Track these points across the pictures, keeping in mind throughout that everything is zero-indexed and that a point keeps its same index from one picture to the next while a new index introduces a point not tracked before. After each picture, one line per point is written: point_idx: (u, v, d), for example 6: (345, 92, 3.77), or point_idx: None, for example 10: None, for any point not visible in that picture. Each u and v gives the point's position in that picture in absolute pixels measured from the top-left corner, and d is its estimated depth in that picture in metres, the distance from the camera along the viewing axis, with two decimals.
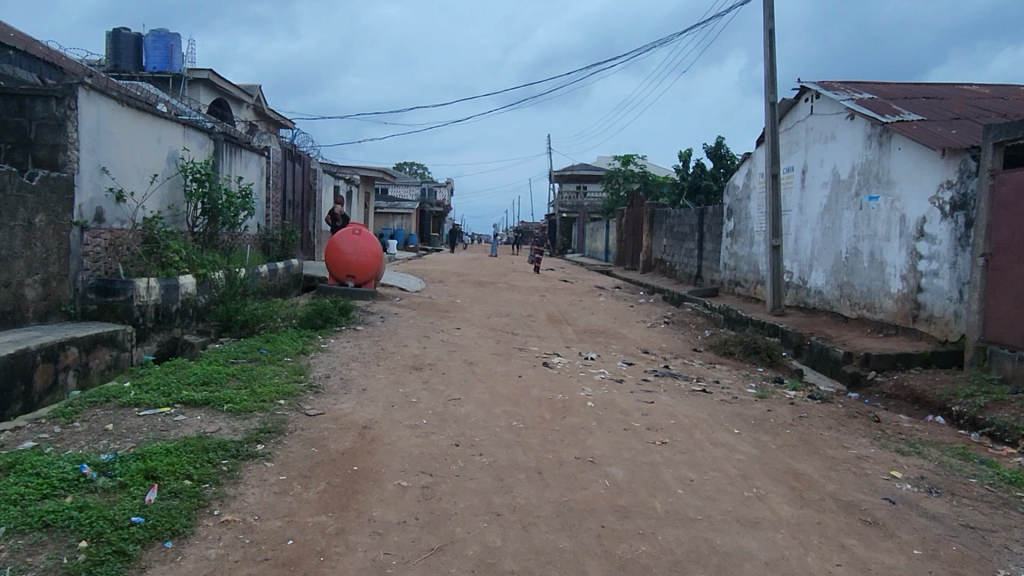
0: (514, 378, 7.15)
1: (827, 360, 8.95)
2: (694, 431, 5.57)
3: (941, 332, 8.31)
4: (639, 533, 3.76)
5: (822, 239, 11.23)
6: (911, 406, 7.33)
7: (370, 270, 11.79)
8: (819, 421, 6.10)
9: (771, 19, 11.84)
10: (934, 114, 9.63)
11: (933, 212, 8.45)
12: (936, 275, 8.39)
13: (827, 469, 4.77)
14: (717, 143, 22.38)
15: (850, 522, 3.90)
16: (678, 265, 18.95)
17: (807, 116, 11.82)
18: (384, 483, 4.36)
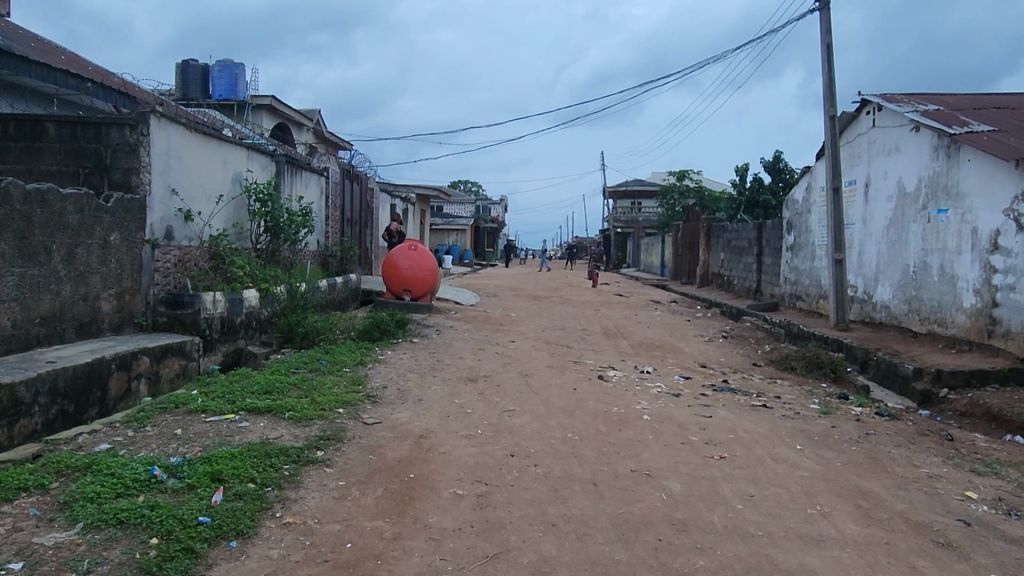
0: (569, 390, 7.14)
1: (895, 376, 8.64)
2: (754, 446, 5.44)
3: (1019, 349, 7.93)
4: (697, 546, 3.70)
5: (888, 253, 10.88)
6: (987, 425, 7.00)
7: (426, 283, 11.96)
8: (886, 439, 5.88)
9: (829, 32, 11.61)
10: (1007, 123, 9.26)
11: (1008, 224, 8.11)
12: (1012, 289, 8.03)
13: (896, 487, 4.60)
14: (776, 157, 21.98)
15: (921, 543, 3.75)
16: (737, 280, 18.62)
17: (869, 128, 11.52)
18: (440, 491, 4.41)
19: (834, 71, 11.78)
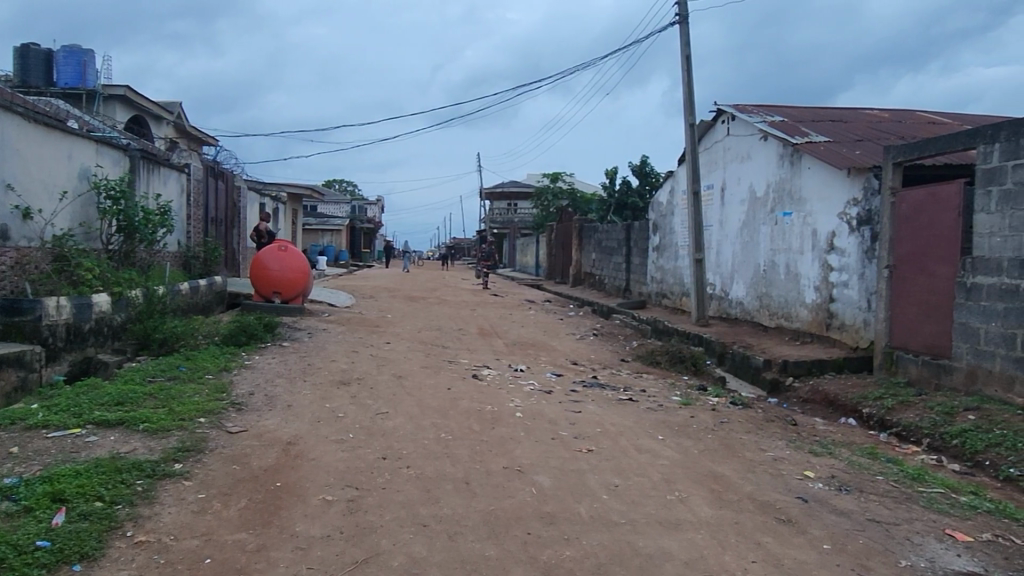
0: (443, 390, 7.15)
1: (748, 368, 9.29)
2: (619, 438, 5.69)
3: (853, 339, 8.76)
4: (565, 538, 3.82)
5: (741, 253, 11.67)
6: (825, 409, 7.68)
7: (297, 286, 11.57)
8: (738, 426, 6.32)
9: (687, 45, 12.31)
10: (840, 135, 10.20)
11: (842, 226, 8.93)
12: (846, 285, 8.86)
13: (745, 471, 4.95)
14: (643, 160, 23.01)
15: (765, 521, 4.06)
16: (607, 279, 19.32)
17: (724, 136, 12.31)
18: (308, 499, 4.29)
19: (692, 82, 12.50)
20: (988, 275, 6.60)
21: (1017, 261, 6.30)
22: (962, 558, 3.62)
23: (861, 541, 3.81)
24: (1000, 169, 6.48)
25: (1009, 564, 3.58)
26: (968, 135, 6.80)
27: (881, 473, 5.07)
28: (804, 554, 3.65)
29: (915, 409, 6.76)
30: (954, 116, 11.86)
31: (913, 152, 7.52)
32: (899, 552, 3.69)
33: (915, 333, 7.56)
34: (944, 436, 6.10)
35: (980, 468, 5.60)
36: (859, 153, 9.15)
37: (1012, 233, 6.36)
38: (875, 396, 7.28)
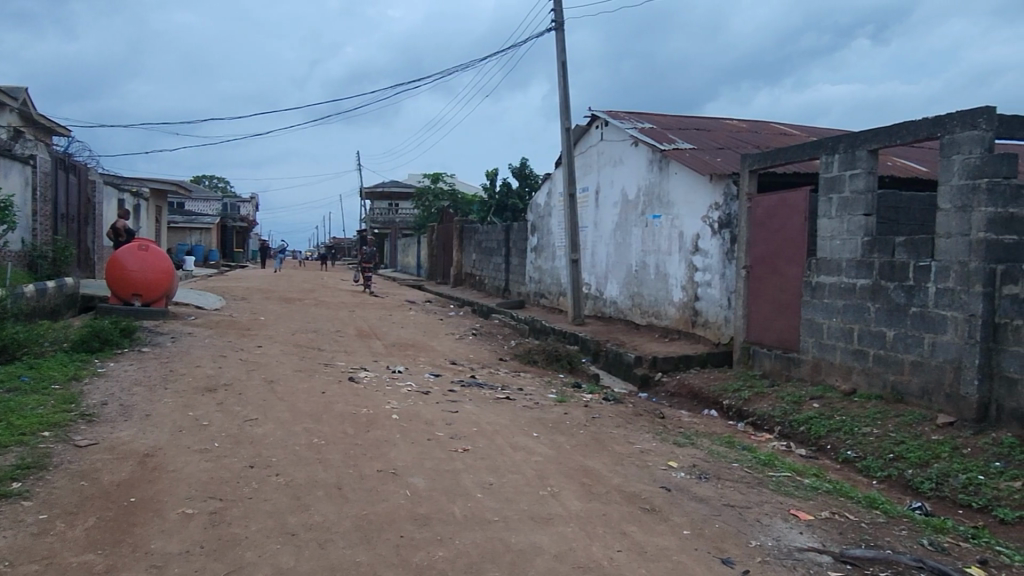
0: (317, 394, 6.96)
1: (620, 364, 9.66)
2: (495, 436, 5.75)
3: (715, 335, 9.31)
4: (437, 539, 3.81)
5: (614, 254, 12.10)
6: (690, 402, 8.12)
7: (160, 287, 10.86)
8: (609, 421, 6.55)
9: (564, 51, 12.63)
10: (703, 143, 10.80)
11: (705, 229, 9.47)
12: (709, 285, 9.41)
13: (614, 463, 5.14)
14: (522, 163, 23.34)
15: (631, 511, 4.24)
16: (487, 279, 19.49)
17: (598, 141, 12.71)
18: (166, 513, 4.04)
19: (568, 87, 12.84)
20: (830, 275, 7.20)
21: (854, 262, 6.91)
22: (804, 535, 3.93)
23: (717, 525, 4.06)
24: (839, 178, 7.08)
25: (843, 538, 3.92)
26: (812, 146, 7.38)
27: (737, 460, 5.42)
28: (666, 541, 3.84)
29: (768, 399, 7.28)
30: (802, 128, 12.86)
31: (767, 160, 8.09)
32: (750, 533, 3.96)
33: (769, 329, 8.14)
34: (793, 424, 6.61)
35: (823, 451, 6.11)
36: (720, 161, 9.73)
37: (849, 236, 6.96)
38: (734, 388, 7.79)
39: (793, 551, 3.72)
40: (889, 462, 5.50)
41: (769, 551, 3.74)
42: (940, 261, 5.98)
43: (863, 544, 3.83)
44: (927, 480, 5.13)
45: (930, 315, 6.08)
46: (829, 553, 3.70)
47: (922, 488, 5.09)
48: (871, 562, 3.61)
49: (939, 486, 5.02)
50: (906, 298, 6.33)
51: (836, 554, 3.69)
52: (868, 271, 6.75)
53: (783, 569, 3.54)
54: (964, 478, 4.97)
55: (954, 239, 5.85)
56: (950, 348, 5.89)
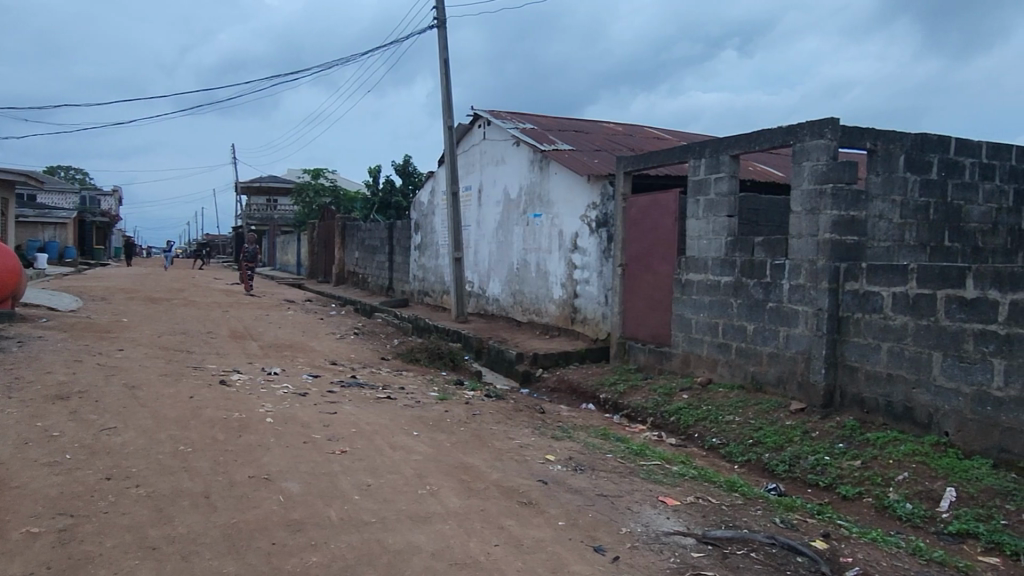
0: (184, 399, 6.59)
1: (503, 361, 9.78)
2: (374, 437, 5.67)
3: (594, 331, 9.62)
4: (311, 544, 3.71)
5: (497, 252, 12.22)
6: (569, 396, 8.35)
7: (4, 287, 9.93)
8: (489, 417, 6.62)
9: (445, 49, 12.62)
10: (582, 145, 11.10)
11: (583, 228, 9.76)
12: (587, 282, 9.71)
13: (493, 459, 5.21)
14: (406, 160, 23.04)
15: (508, 505, 4.31)
16: (370, 278, 19.16)
17: (480, 140, 12.78)
18: (7, 533, 3.70)
19: (451, 86, 12.84)
20: (697, 273, 7.61)
21: (718, 260, 7.34)
22: (670, 520, 4.14)
23: (591, 515, 4.20)
24: (706, 181, 7.49)
25: (706, 520, 4.16)
26: (681, 150, 7.76)
27: (611, 452, 5.62)
28: (541, 532, 3.93)
29: (642, 392, 7.61)
30: (674, 132, 13.49)
31: (640, 163, 8.44)
32: (621, 521, 4.12)
33: (643, 325, 8.50)
34: (664, 414, 6.94)
35: (691, 439, 6.44)
36: (597, 162, 10.05)
37: (715, 236, 7.38)
38: (610, 382, 8.09)
39: (660, 535, 3.92)
40: (749, 447, 5.89)
41: (638, 536, 3.92)
42: (793, 260, 6.45)
43: (723, 525, 4.08)
44: (781, 462, 5.53)
45: (784, 310, 6.55)
46: (692, 536, 3.92)
47: (777, 470, 5.48)
48: (730, 542, 3.85)
49: (792, 468, 5.43)
50: (764, 294, 6.79)
51: (699, 536, 3.91)
52: (730, 269, 7.19)
53: (650, 553, 3.71)
54: (813, 459, 5.40)
55: (804, 240, 6.33)
56: (801, 340, 6.38)
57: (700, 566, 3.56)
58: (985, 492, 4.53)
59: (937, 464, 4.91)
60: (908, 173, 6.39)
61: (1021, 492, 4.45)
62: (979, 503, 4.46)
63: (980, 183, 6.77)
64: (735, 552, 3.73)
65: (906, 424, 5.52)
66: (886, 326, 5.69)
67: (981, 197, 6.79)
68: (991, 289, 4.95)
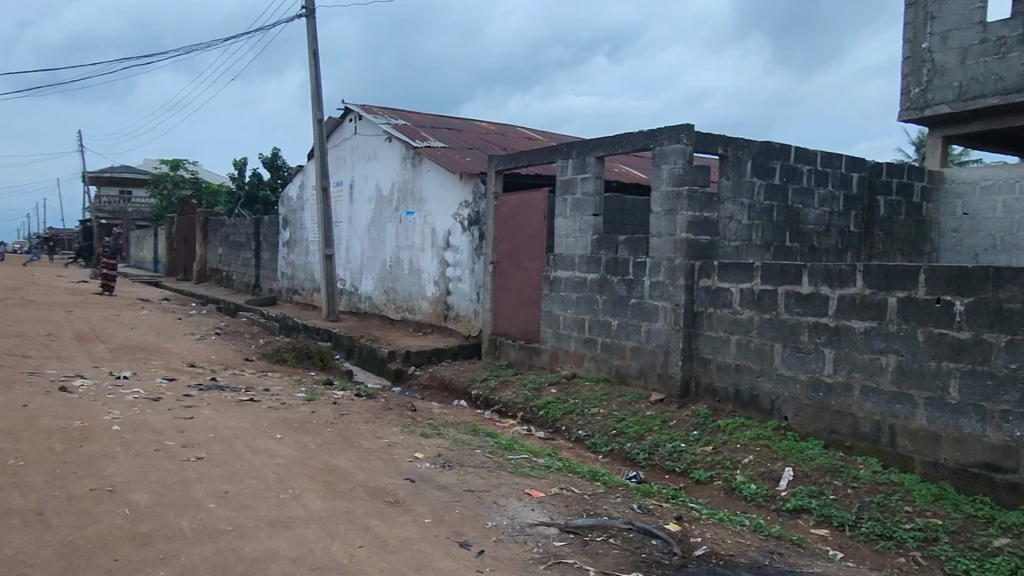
0: (16, 408, 6.00)
1: (374, 359, 9.62)
2: (233, 441, 5.41)
3: (466, 328, 9.69)
4: (159, 558, 3.49)
5: (369, 249, 12.01)
6: (441, 393, 8.36)
7: None
8: (357, 417, 6.48)
9: (315, 40, 12.23)
10: (454, 142, 11.10)
11: (456, 226, 9.80)
12: (460, 279, 9.76)
13: (360, 459, 5.11)
14: (275, 152, 22.11)
15: (374, 505, 4.24)
16: (235, 275, 18.29)
17: (352, 135, 12.50)
18: None
19: (321, 79, 12.47)
20: (565, 270, 7.83)
21: (585, 257, 7.58)
22: (535, 511, 4.23)
23: (457, 511, 4.22)
24: (573, 181, 7.70)
25: (568, 510, 4.29)
26: (550, 150, 7.94)
27: (480, 447, 5.68)
28: (407, 531, 3.90)
29: (512, 387, 7.74)
30: (545, 133, 13.77)
31: (511, 162, 8.57)
32: (487, 515, 4.17)
33: (514, 322, 8.65)
34: (533, 408, 7.10)
35: (559, 432, 6.63)
36: (469, 160, 10.10)
37: (581, 234, 7.62)
38: (481, 378, 8.17)
39: (524, 527, 4.00)
40: (613, 437, 6.13)
41: (503, 529, 3.98)
42: (652, 257, 6.78)
43: (584, 513, 4.22)
44: (641, 451, 5.80)
45: (645, 305, 6.87)
46: (555, 525, 4.03)
47: (638, 459, 5.74)
48: (590, 529, 4.00)
49: (651, 455, 5.70)
50: (627, 290, 7.08)
51: (562, 525, 4.02)
52: (596, 266, 7.45)
53: (514, 545, 3.78)
54: (670, 447, 5.70)
55: (662, 239, 6.67)
56: (660, 335, 6.70)
57: (562, 555, 3.67)
58: (818, 470, 4.98)
59: (778, 447, 5.33)
60: (754, 177, 6.86)
61: (847, 469, 4.93)
62: (812, 480, 4.89)
63: (815, 188, 7.37)
64: (595, 539, 3.88)
65: (751, 411, 5.94)
66: (734, 319, 6.09)
67: (817, 202, 7.40)
68: (823, 285, 5.42)
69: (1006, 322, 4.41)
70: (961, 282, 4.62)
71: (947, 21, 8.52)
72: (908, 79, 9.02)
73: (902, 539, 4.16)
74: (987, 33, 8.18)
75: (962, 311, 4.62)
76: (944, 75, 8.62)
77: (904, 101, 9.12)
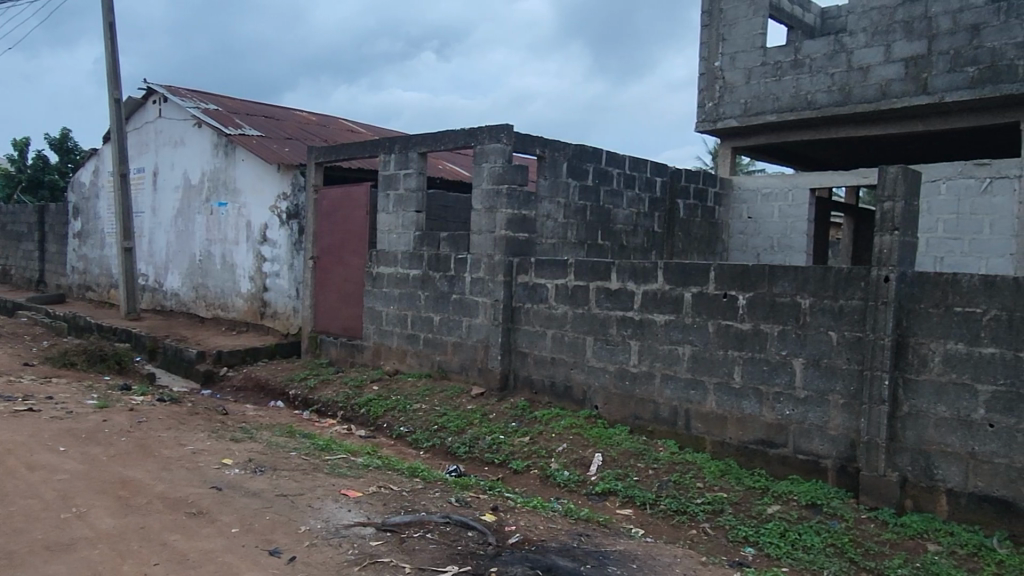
0: None
1: (181, 361, 8.94)
2: (5, 457, 4.78)
3: (284, 326, 9.30)
4: None
5: (175, 242, 11.13)
6: (256, 394, 7.95)
7: None
8: (158, 424, 5.99)
9: (111, 11, 11.11)
10: (271, 131, 10.58)
11: (273, 220, 9.36)
12: (277, 275, 9.34)
13: (159, 470, 4.72)
14: (65, 133, 19.80)
15: (174, 518, 3.94)
16: (14, 269, 16.20)
17: (155, 117, 11.51)
18: None
19: (118, 54, 11.34)
20: (387, 266, 7.75)
21: (407, 254, 7.55)
22: (351, 512, 4.15)
23: (267, 517, 4.03)
24: (395, 176, 7.62)
25: (386, 508, 4.25)
26: (372, 145, 7.81)
27: (295, 449, 5.46)
28: (211, 543, 3.67)
29: (332, 385, 7.54)
30: (368, 126, 13.51)
31: (331, 155, 8.33)
32: (300, 519, 4.03)
33: (334, 319, 8.43)
34: (354, 407, 6.95)
35: (381, 429, 6.56)
36: (287, 150, 9.69)
37: (404, 230, 7.57)
38: (300, 377, 7.87)
39: (339, 529, 3.91)
40: (434, 432, 6.17)
41: (317, 533, 3.86)
42: (473, 254, 6.89)
43: (402, 511, 4.20)
44: (462, 444, 5.88)
45: (465, 301, 6.97)
46: (372, 525, 3.98)
47: (459, 452, 5.82)
48: (408, 526, 3.99)
49: (471, 448, 5.80)
50: (449, 286, 7.14)
51: (379, 524, 3.98)
52: (418, 263, 7.44)
53: (328, 548, 3.68)
54: (489, 440, 5.83)
55: (483, 236, 6.80)
56: (481, 329, 6.84)
57: (378, 554, 3.62)
58: (624, 454, 5.33)
59: (589, 434, 5.65)
60: (569, 178, 7.18)
61: (649, 451, 5.33)
62: (618, 464, 5.23)
63: (624, 191, 7.87)
64: (412, 535, 3.88)
65: (565, 401, 6.23)
66: (550, 314, 6.35)
67: (625, 203, 7.90)
68: (629, 280, 5.80)
69: (778, 314, 4.98)
70: (743, 279, 5.15)
71: (735, 43, 9.45)
72: (703, 94, 9.84)
73: (694, 513, 4.56)
74: (766, 56, 9.20)
75: (743, 305, 5.15)
76: (732, 92, 9.53)
77: (700, 113, 9.93)
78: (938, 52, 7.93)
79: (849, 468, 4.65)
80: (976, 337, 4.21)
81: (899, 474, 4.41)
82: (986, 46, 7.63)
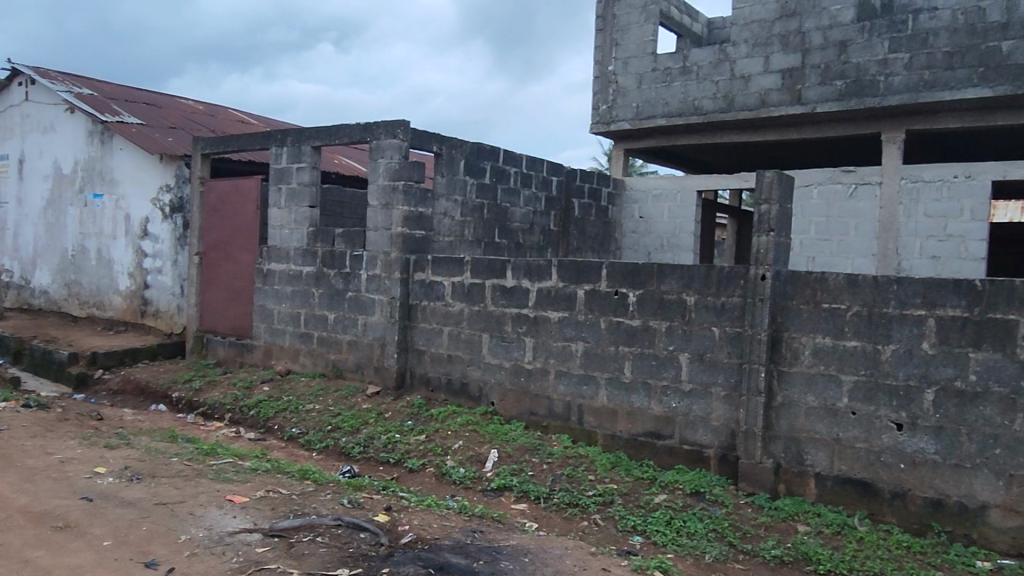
0: None
1: (50, 364, 8.30)
2: None
3: (167, 325, 8.82)
4: None
5: (44, 236, 10.34)
6: (136, 398, 7.51)
7: None
8: (22, 431, 5.55)
9: None
10: (153, 119, 10.01)
11: (154, 213, 8.86)
12: (159, 272, 8.86)
13: (21, 482, 4.37)
14: None
15: (38, 533, 3.66)
16: None
17: (20, 101, 10.64)
18: None
19: None
20: (279, 262, 7.50)
21: (300, 250, 7.33)
22: (236, 518, 3.99)
23: (144, 527, 3.81)
24: (287, 169, 7.37)
25: (274, 513, 4.11)
26: (262, 137, 7.53)
27: (176, 454, 5.20)
28: (80, 558, 3.43)
29: (219, 387, 7.22)
30: (260, 118, 13.01)
31: (219, 145, 7.97)
32: (180, 528, 3.84)
33: (222, 317, 8.08)
34: (242, 409, 6.69)
35: (271, 431, 6.35)
36: (170, 140, 9.20)
37: (296, 226, 7.34)
38: (184, 379, 7.50)
39: (223, 537, 3.75)
40: (327, 433, 6.02)
41: (198, 542, 3.69)
42: (369, 251, 6.78)
43: (291, 515, 4.08)
44: (357, 444, 5.77)
45: (361, 298, 6.85)
46: (258, 531, 3.84)
47: (353, 452, 5.71)
48: (297, 530, 3.88)
49: (366, 448, 5.71)
50: (344, 283, 6.99)
51: (266, 530, 3.85)
52: (312, 259, 7.24)
53: (210, 557, 3.53)
54: (384, 439, 5.76)
55: (379, 232, 6.70)
56: (376, 327, 6.74)
57: (264, 561, 3.50)
58: (519, 450, 5.40)
59: (485, 431, 5.68)
60: (466, 175, 7.19)
61: (543, 446, 5.42)
62: (514, 459, 5.29)
63: (521, 189, 7.96)
64: (301, 539, 3.77)
65: (462, 398, 6.24)
66: (446, 312, 6.34)
67: (522, 202, 7.99)
68: (524, 278, 5.87)
69: (665, 311, 5.18)
70: (633, 277, 5.32)
71: (627, 49, 9.75)
72: (597, 97, 10.08)
73: (585, 505, 4.68)
74: (656, 62, 9.54)
75: (633, 302, 5.32)
76: (625, 95, 9.81)
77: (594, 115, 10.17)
78: (811, 65, 8.47)
79: (729, 457, 4.91)
80: (840, 331, 4.53)
81: (773, 460, 4.70)
82: (852, 62, 8.22)
